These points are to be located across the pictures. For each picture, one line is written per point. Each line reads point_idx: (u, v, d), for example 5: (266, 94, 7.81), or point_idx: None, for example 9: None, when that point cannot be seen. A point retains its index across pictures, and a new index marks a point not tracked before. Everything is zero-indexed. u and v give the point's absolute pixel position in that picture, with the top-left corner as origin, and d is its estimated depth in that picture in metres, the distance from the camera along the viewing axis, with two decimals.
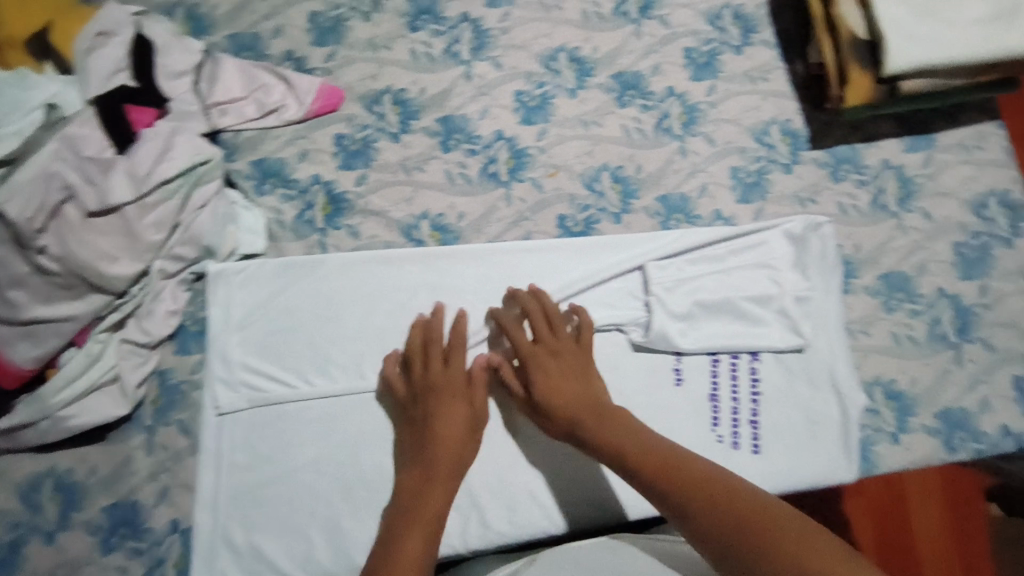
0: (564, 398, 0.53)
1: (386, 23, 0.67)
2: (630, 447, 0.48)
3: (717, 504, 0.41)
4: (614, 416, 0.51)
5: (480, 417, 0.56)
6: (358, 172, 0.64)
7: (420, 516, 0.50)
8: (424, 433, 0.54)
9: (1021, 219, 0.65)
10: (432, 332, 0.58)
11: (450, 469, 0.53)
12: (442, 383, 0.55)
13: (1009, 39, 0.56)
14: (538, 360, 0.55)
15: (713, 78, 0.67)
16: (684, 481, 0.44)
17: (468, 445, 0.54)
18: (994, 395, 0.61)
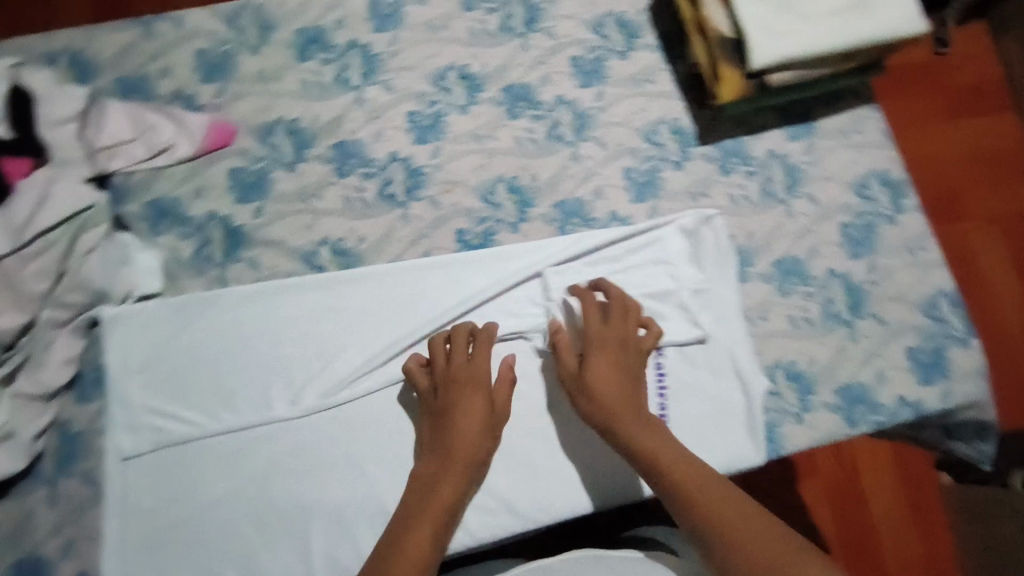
0: (615, 392, 0.57)
1: (274, 55, 0.67)
2: (663, 452, 0.54)
3: (731, 523, 0.48)
4: (651, 424, 0.56)
5: (501, 412, 0.59)
6: (255, 205, 0.64)
7: (430, 508, 0.54)
8: (441, 427, 0.57)
9: (902, 195, 0.68)
10: (458, 331, 0.61)
11: (467, 463, 0.56)
12: (464, 379, 0.58)
13: (863, 28, 0.59)
14: (605, 362, 0.58)
15: (601, 84, 0.69)
16: (705, 496, 0.50)
17: (484, 440, 0.57)
18: (889, 367, 0.64)
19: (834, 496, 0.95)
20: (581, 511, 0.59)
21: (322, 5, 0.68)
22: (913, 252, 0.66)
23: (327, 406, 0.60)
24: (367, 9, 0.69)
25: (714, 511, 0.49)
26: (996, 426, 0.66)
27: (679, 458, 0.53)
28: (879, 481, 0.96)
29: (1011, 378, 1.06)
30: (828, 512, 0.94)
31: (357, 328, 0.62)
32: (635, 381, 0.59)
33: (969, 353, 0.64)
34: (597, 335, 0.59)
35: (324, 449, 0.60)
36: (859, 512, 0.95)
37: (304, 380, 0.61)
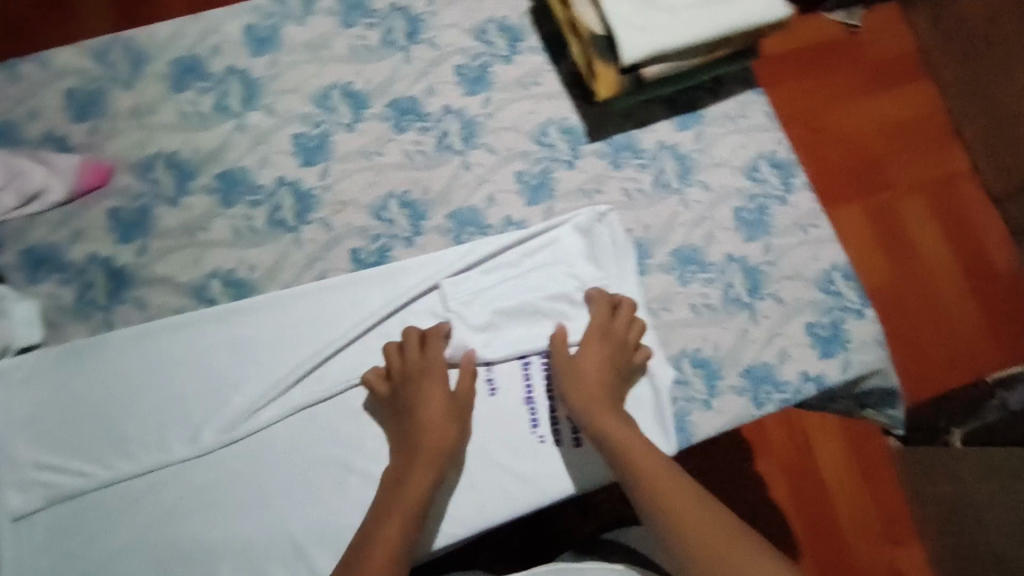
0: (604, 391, 0.61)
1: (149, 88, 0.65)
2: (640, 453, 0.58)
3: (693, 524, 0.54)
4: (626, 422, 0.60)
5: (466, 403, 0.61)
6: (139, 243, 0.62)
7: (399, 501, 0.56)
8: (408, 424, 0.60)
9: (792, 174, 0.69)
10: (432, 335, 0.62)
11: (434, 453, 0.58)
12: (424, 375, 0.60)
13: (728, 17, 0.60)
14: (596, 368, 0.61)
15: (488, 90, 0.68)
16: (671, 496, 0.56)
17: (449, 429, 0.59)
18: (791, 344, 0.65)
19: (786, 470, 1.14)
20: (495, 519, 0.60)
21: (195, 33, 0.66)
22: (806, 229, 0.68)
23: (227, 442, 0.59)
24: (243, 34, 0.67)
25: (679, 512, 0.55)
26: (899, 391, 0.68)
27: (654, 458, 0.57)
28: (834, 453, 1.16)
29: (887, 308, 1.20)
30: (783, 485, 1.13)
31: (255, 358, 0.61)
32: (615, 373, 0.62)
33: (864, 323, 0.66)
34: (596, 331, 0.62)
35: (229, 485, 0.59)
36: (810, 481, 1.14)
37: (201, 418, 0.60)
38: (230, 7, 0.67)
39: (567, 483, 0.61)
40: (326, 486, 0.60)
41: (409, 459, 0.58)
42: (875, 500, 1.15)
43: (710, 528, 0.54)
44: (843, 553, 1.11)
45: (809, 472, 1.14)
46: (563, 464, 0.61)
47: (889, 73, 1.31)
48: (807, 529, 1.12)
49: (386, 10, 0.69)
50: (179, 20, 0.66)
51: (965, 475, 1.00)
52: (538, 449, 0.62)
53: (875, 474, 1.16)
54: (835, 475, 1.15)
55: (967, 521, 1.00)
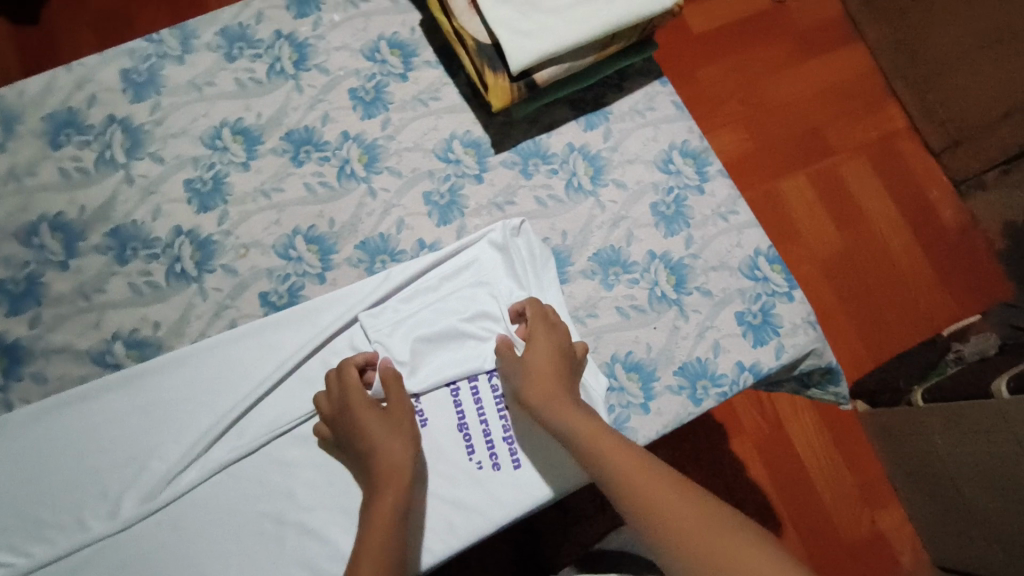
0: (554, 381, 0.57)
1: (25, 149, 0.62)
2: (606, 444, 0.52)
3: (670, 509, 0.48)
4: (584, 413, 0.55)
5: (407, 415, 0.57)
6: (30, 314, 0.59)
7: (370, 537, 0.51)
8: (359, 454, 0.55)
9: (705, 163, 0.68)
10: (345, 366, 0.58)
11: (392, 474, 0.53)
12: (356, 400, 0.56)
13: (612, 12, 0.59)
14: (540, 362, 0.57)
15: (385, 111, 0.66)
16: (639, 484, 0.49)
17: (400, 443, 0.55)
18: (724, 337, 0.64)
19: (762, 452, 1.11)
20: (441, 556, 0.56)
21: (69, 84, 0.63)
22: (725, 217, 0.67)
23: (147, 511, 0.55)
24: (120, 80, 0.64)
25: (657, 500, 0.48)
26: (839, 369, 0.67)
27: (622, 448, 0.52)
28: (806, 428, 1.13)
29: (818, 291, 1.18)
30: (761, 468, 1.11)
31: (172, 420, 0.58)
32: (569, 371, 0.58)
33: (793, 306, 0.65)
34: (541, 337, 0.58)
35: (154, 559, 0.55)
36: (788, 460, 1.11)
37: (119, 490, 0.56)
38: (102, 52, 0.64)
39: (510, 509, 0.58)
40: (256, 545, 0.56)
41: (371, 491, 0.54)
42: (852, 469, 1.12)
43: (693, 513, 0.47)
44: (828, 527, 1.09)
45: (785, 451, 1.12)
46: (505, 489, 0.58)
47: (818, 39, 1.30)
48: (790, 510, 1.09)
49: (270, 40, 0.66)
50: (49, 72, 0.63)
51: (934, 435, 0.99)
52: (476, 477, 0.59)
53: (848, 442, 1.14)
54: (810, 450, 1.12)
55: (942, 478, 1.00)
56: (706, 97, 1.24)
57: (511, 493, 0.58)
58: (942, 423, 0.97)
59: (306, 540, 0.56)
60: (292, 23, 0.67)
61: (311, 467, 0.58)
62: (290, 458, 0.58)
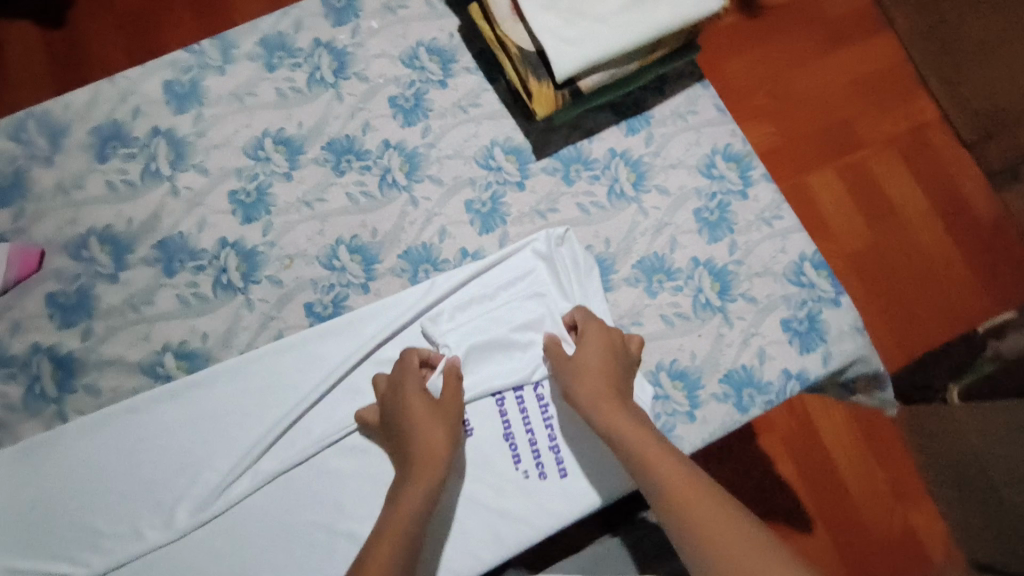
0: (606, 380, 0.56)
1: (72, 161, 0.62)
2: (657, 460, 0.50)
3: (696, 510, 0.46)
4: (631, 412, 0.54)
5: (454, 406, 0.56)
6: (82, 327, 0.59)
7: (397, 514, 0.50)
8: (399, 438, 0.55)
9: (749, 167, 0.67)
10: (409, 355, 0.59)
11: (429, 458, 0.53)
12: (411, 384, 0.56)
13: (658, 17, 0.59)
14: (592, 360, 0.57)
15: (425, 119, 0.66)
16: (671, 483, 0.48)
17: (442, 431, 0.54)
18: (769, 343, 0.63)
19: (792, 451, 1.09)
20: (490, 563, 0.57)
21: (113, 96, 0.63)
22: (769, 222, 0.66)
23: (200, 522, 0.56)
24: (163, 91, 0.64)
25: (682, 499, 0.47)
26: (886, 375, 0.66)
27: (676, 466, 0.49)
28: (837, 424, 1.10)
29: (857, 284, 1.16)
30: (790, 465, 1.08)
31: (218, 432, 0.58)
32: (620, 378, 0.57)
33: (840, 312, 0.64)
34: (591, 339, 0.58)
35: (208, 568, 0.56)
36: (818, 459, 1.08)
37: (173, 499, 0.57)
38: (146, 64, 0.64)
39: (557, 518, 0.58)
40: (309, 554, 0.56)
41: (405, 475, 0.53)
42: (883, 465, 1.09)
43: (741, 541, 0.43)
44: (857, 523, 1.07)
45: (816, 450, 1.09)
46: (552, 498, 0.58)
47: (850, 30, 1.26)
48: (820, 508, 1.07)
49: (310, 48, 0.66)
50: (94, 85, 0.63)
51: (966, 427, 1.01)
52: (523, 486, 0.59)
53: (880, 440, 1.10)
54: (841, 448, 1.09)
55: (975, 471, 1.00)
56: (734, 92, 1.22)
57: (558, 503, 0.58)
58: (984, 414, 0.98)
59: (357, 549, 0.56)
60: (331, 31, 0.67)
61: (359, 478, 0.58)
62: (340, 468, 0.58)
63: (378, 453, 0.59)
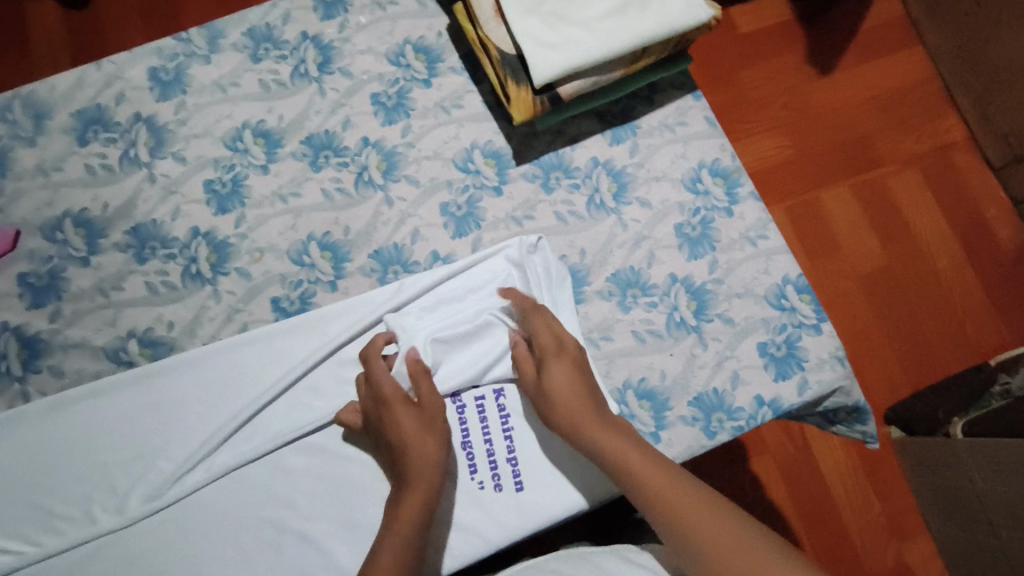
0: (581, 395, 0.54)
1: (53, 144, 0.63)
2: (645, 471, 0.49)
3: (698, 525, 0.45)
4: (613, 425, 0.53)
5: (440, 412, 0.55)
6: (51, 308, 0.60)
7: (396, 526, 0.50)
8: (387, 447, 0.54)
9: (735, 184, 0.65)
10: (372, 357, 0.57)
11: (423, 470, 0.52)
12: (388, 393, 0.54)
13: (644, 24, 0.57)
14: (558, 371, 0.55)
15: (406, 118, 0.65)
16: (669, 498, 0.47)
17: (434, 442, 0.54)
18: (744, 367, 0.61)
19: (787, 477, 0.98)
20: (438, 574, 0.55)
21: (98, 81, 0.64)
22: (754, 242, 0.64)
23: (152, 511, 0.56)
24: (148, 78, 0.64)
25: (682, 514, 0.46)
26: (868, 408, 0.63)
27: (658, 470, 0.49)
28: (834, 450, 1.00)
29: (864, 322, 1.04)
30: (782, 490, 0.98)
31: (178, 420, 0.58)
32: (593, 395, 0.55)
33: (820, 339, 0.61)
34: (550, 354, 0.56)
35: (156, 557, 0.56)
36: (814, 487, 0.98)
37: (126, 486, 0.57)
38: (132, 50, 0.64)
39: (509, 533, 0.56)
40: (257, 551, 0.56)
41: (398, 485, 0.53)
42: (881, 497, 0.99)
43: (746, 552, 0.43)
44: (852, 560, 0.96)
45: (811, 476, 0.98)
46: (505, 512, 0.57)
47: (874, 39, 1.15)
48: (812, 539, 0.96)
49: (297, 41, 0.66)
50: (80, 69, 0.64)
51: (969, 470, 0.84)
52: (477, 497, 0.57)
53: (880, 470, 1.00)
54: (837, 475, 0.99)
55: (975, 510, 0.85)
56: (745, 99, 1.10)
57: (510, 519, 0.56)
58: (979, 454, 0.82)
59: (306, 549, 0.56)
60: (318, 24, 0.66)
61: (312, 476, 0.57)
62: (295, 466, 0.58)
63: (332, 452, 0.58)
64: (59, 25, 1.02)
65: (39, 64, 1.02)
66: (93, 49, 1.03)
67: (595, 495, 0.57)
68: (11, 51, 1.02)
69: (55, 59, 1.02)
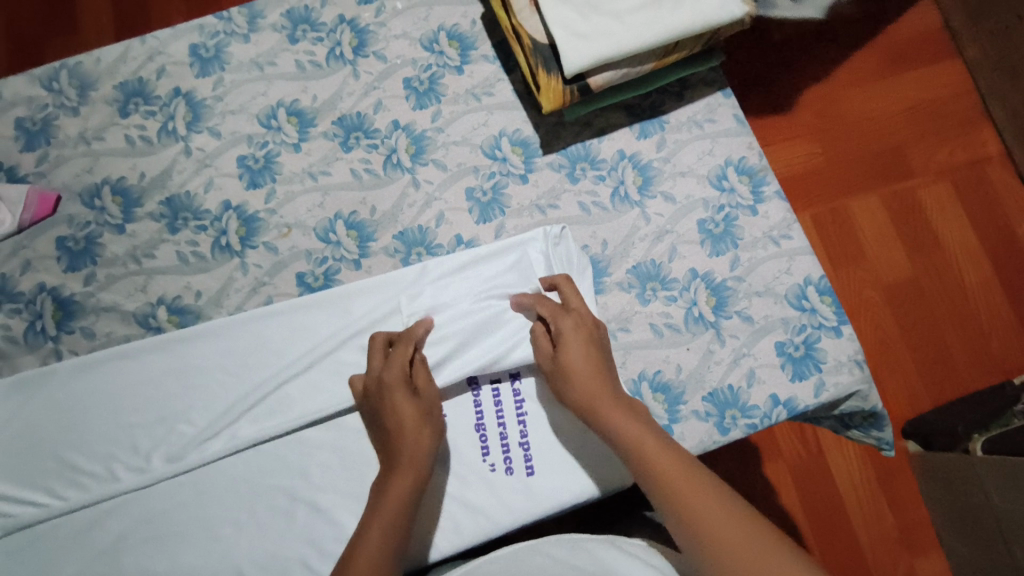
0: (598, 376, 0.54)
1: (96, 114, 0.65)
2: (658, 457, 0.48)
3: (703, 512, 0.44)
4: (631, 408, 0.52)
5: (437, 403, 0.56)
6: (85, 272, 0.62)
7: (383, 504, 0.50)
8: (382, 430, 0.54)
9: (761, 183, 0.65)
10: (405, 338, 0.57)
11: (415, 455, 0.52)
12: (392, 379, 0.55)
13: (678, 18, 0.57)
14: (572, 351, 0.54)
15: (437, 103, 0.66)
16: (679, 484, 0.46)
17: (427, 429, 0.54)
18: (760, 366, 0.61)
19: (797, 482, 0.97)
20: (445, 551, 0.56)
21: (141, 55, 0.66)
22: (777, 241, 0.64)
23: (174, 472, 0.58)
24: (188, 54, 0.66)
25: (689, 500, 0.45)
26: (885, 414, 0.62)
27: (669, 453, 0.48)
28: (850, 462, 0.98)
29: (884, 334, 1.01)
30: (793, 497, 0.97)
31: (200, 387, 0.60)
32: (610, 374, 0.55)
33: (841, 341, 0.61)
34: (570, 330, 0.55)
35: (172, 517, 0.57)
36: (825, 493, 0.97)
37: (148, 447, 0.58)
38: (175, 26, 0.66)
39: (518, 516, 0.57)
40: (270, 518, 0.57)
41: (388, 467, 0.53)
42: (896, 510, 0.97)
43: (748, 546, 0.41)
44: (860, 572, 0.94)
45: (823, 485, 0.97)
46: (514, 495, 0.57)
47: (912, 45, 1.10)
48: (821, 548, 0.95)
49: (333, 24, 0.67)
50: (125, 42, 0.66)
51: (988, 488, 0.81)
52: (488, 479, 0.58)
53: (895, 483, 0.97)
54: (850, 484, 0.97)
55: (992, 529, 0.82)
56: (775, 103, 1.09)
57: (517, 504, 0.57)
58: (999, 474, 0.79)
59: (317, 519, 0.56)
60: (356, 8, 0.67)
61: (328, 449, 0.58)
62: (311, 437, 0.59)
63: (347, 426, 0.59)
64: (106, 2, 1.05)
65: (84, 37, 1.04)
66: (138, 24, 1.05)
67: (604, 485, 0.57)
68: (57, 23, 1.04)
69: (99, 31, 1.04)
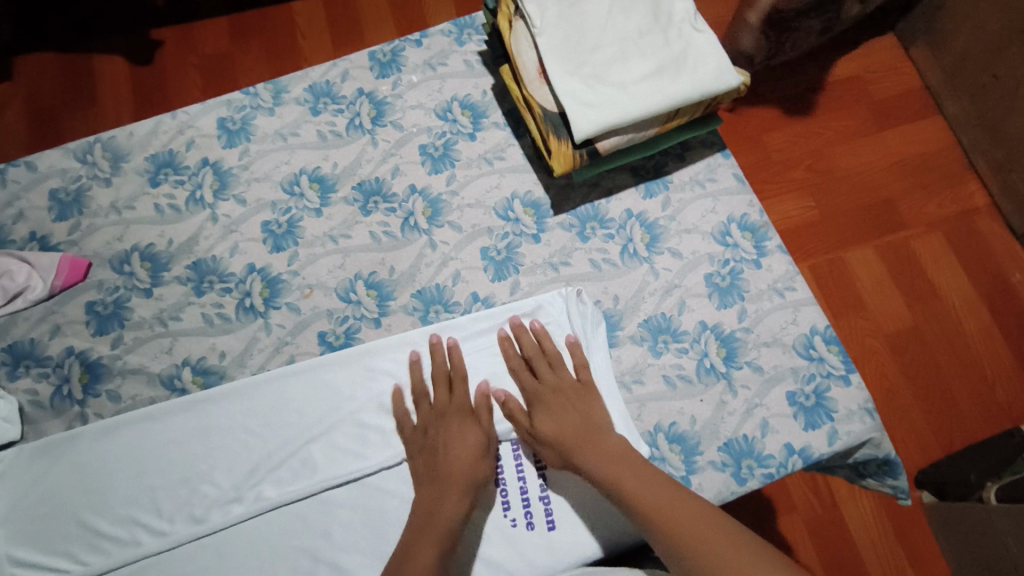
0: (574, 420, 0.58)
1: (127, 184, 0.68)
2: (636, 484, 0.52)
3: (687, 527, 0.48)
4: (611, 442, 0.56)
5: (492, 436, 0.60)
6: (113, 335, 0.64)
7: (429, 526, 0.54)
8: (434, 452, 0.58)
9: (764, 238, 0.68)
10: (458, 375, 0.61)
11: (464, 480, 0.56)
12: (459, 410, 0.60)
13: (678, 87, 0.61)
14: (546, 405, 0.59)
15: (451, 168, 0.70)
16: (657, 503, 0.50)
17: (481, 459, 0.58)
18: (773, 416, 0.62)
19: (814, 533, 0.97)
20: None
21: (172, 129, 0.70)
22: (782, 293, 0.66)
23: (197, 534, 0.58)
24: (216, 127, 0.70)
25: (674, 517, 0.49)
26: (899, 462, 0.63)
27: (650, 477, 0.52)
28: (866, 512, 0.97)
29: (885, 382, 1.02)
30: (811, 549, 0.96)
31: (222, 447, 0.60)
32: (606, 418, 0.59)
33: (850, 390, 0.62)
34: (543, 389, 0.60)
35: None
36: (843, 548, 0.96)
37: (171, 509, 0.59)
38: (204, 102, 0.71)
39: (540, 572, 0.56)
40: None
41: (436, 489, 0.56)
42: (915, 565, 0.95)
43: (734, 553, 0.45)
44: None
45: (840, 536, 0.96)
46: (535, 551, 0.57)
47: (893, 105, 1.16)
48: None
49: (352, 97, 0.71)
50: (156, 118, 0.70)
51: (1004, 536, 0.80)
52: (509, 535, 0.58)
53: (913, 533, 0.96)
54: (867, 535, 0.96)
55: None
56: (768, 161, 1.13)
57: (537, 561, 0.57)
58: (1015, 520, 0.78)
59: None
60: (374, 82, 0.72)
61: (350, 508, 0.59)
62: (333, 497, 0.59)
63: (369, 484, 0.59)
64: (125, 79, 1.10)
65: (103, 111, 1.09)
66: (154, 97, 1.09)
67: (629, 538, 0.57)
68: (80, 99, 1.09)
69: (119, 106, 1.09)
